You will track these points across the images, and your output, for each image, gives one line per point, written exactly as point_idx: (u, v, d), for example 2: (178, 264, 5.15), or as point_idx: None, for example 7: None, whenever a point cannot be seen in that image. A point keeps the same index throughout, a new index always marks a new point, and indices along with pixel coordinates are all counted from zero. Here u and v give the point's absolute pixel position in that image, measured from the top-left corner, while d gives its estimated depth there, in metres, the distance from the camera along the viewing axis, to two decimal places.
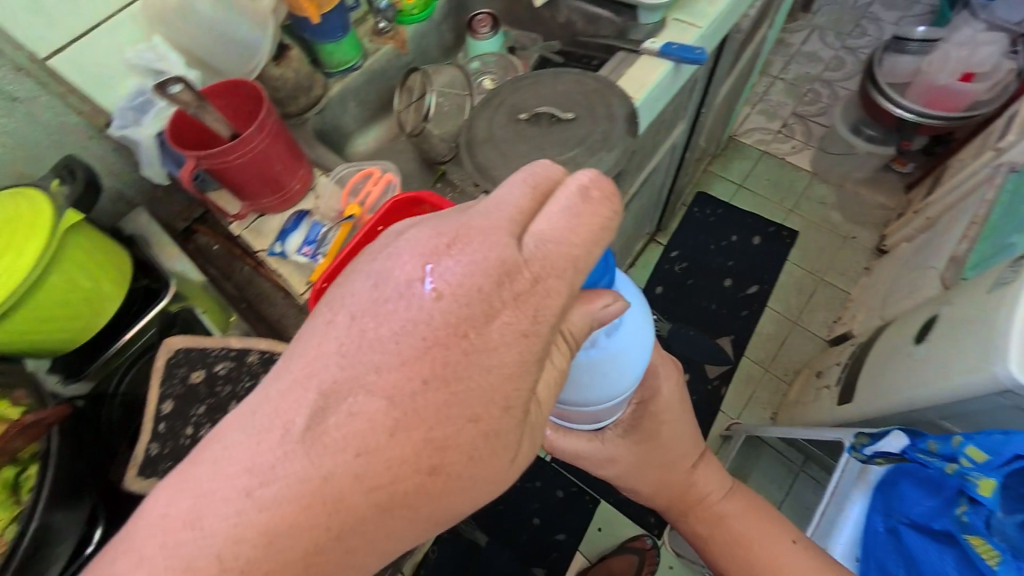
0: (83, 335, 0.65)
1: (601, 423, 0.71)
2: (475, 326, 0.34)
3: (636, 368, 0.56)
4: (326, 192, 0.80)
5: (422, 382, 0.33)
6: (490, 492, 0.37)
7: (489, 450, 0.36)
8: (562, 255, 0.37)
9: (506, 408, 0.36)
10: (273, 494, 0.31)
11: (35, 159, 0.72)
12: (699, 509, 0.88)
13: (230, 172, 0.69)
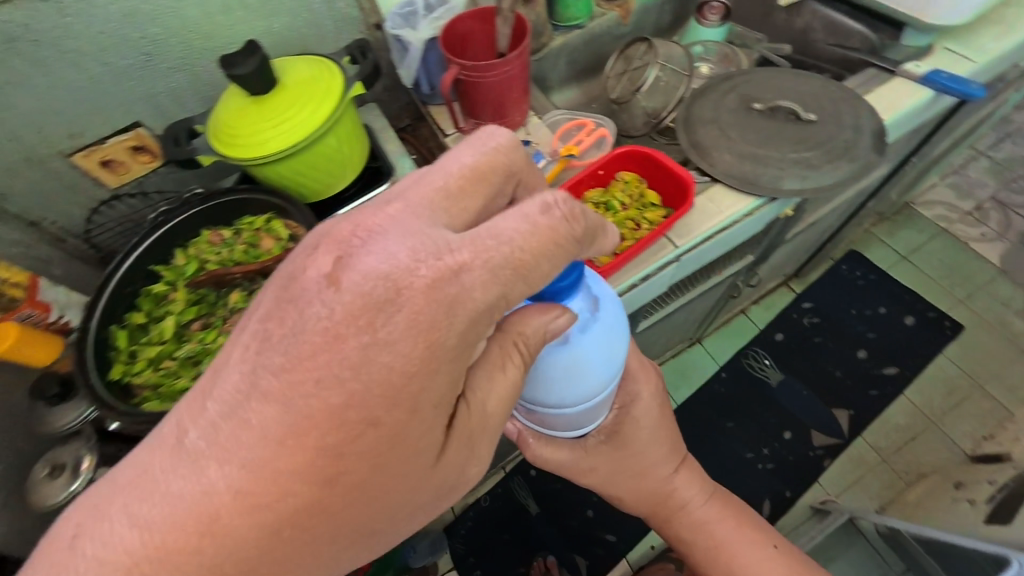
0: (325, 190, 0.75)
1: (581, 430, 0.69)
2: (378, 345, 0.35)
3: (605, 371, 0.54)
4: (537, 132, 0.84)
5: (315, 385, 0.34)
6: (404, 490, 0.39)
7: (397, 458, 0.37)
8: (503, 273, 0.38)
9: (421, 422, 0.38)
10: (170, 508, 0.33)
11: (317, 38, 0.87)
12: (683, 514, 0.88)
13: (475, 88, 0.75)
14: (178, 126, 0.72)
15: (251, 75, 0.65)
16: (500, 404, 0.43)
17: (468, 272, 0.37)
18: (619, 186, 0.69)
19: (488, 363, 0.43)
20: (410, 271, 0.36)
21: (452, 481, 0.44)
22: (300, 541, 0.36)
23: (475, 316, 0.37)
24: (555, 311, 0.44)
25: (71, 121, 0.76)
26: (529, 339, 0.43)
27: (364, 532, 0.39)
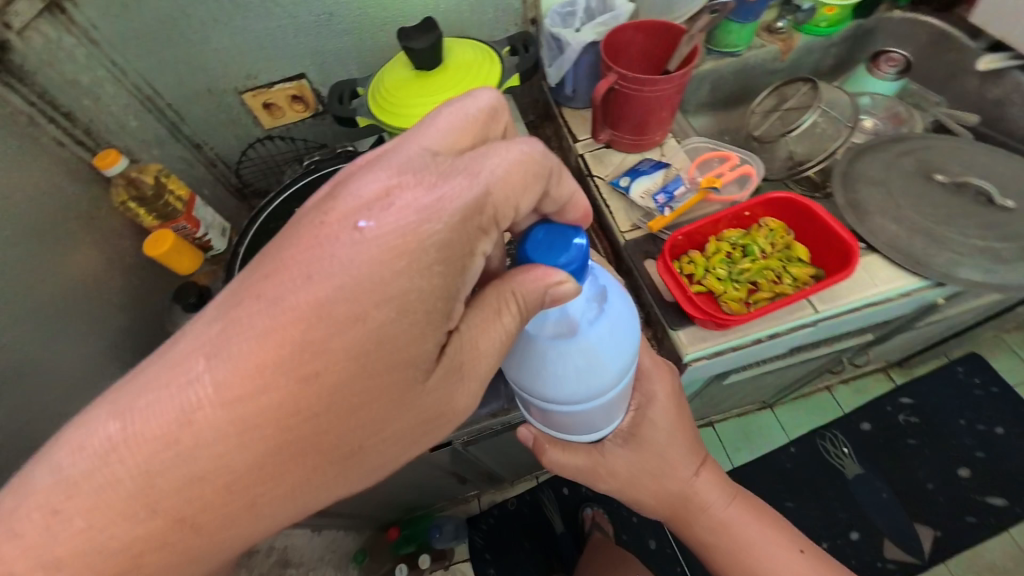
0: None
1: (594, 434, 0.64)
2: (375, 254, 0.35)
3: (614, 366, 0.50)
4: (674, 154, 0.81)
5: (306, 292, 0.34)
6: (384, 417, 0.38)
7: (383, 371, 0.37)
8: (492, 202, 0.39)
9: (411, 339, 0.37)
10: (145, 430, 0.32)
11: (476, 23, 0.89)
12: (706, 521, 0.72)
13: (628, 101, 0.74)
14: (342, 85, 0.79)
15: (424, 50, 0.68)
16: (488, 357, 0.42)
17: (461, 201, 0.38)
18: (762, 232, 0.64)
19: (477, 313, 0.41)
20: (408, 192, 0.37)
21: (433, 426, 0.42)
22: (272, 455, 0.34)
23: (465, 243, 0.39)
24: (552, 270, 0.42)
25: (251, 62, 0.84)
26: (528, 295, 0.41)
27: (338, 457, 0.38)
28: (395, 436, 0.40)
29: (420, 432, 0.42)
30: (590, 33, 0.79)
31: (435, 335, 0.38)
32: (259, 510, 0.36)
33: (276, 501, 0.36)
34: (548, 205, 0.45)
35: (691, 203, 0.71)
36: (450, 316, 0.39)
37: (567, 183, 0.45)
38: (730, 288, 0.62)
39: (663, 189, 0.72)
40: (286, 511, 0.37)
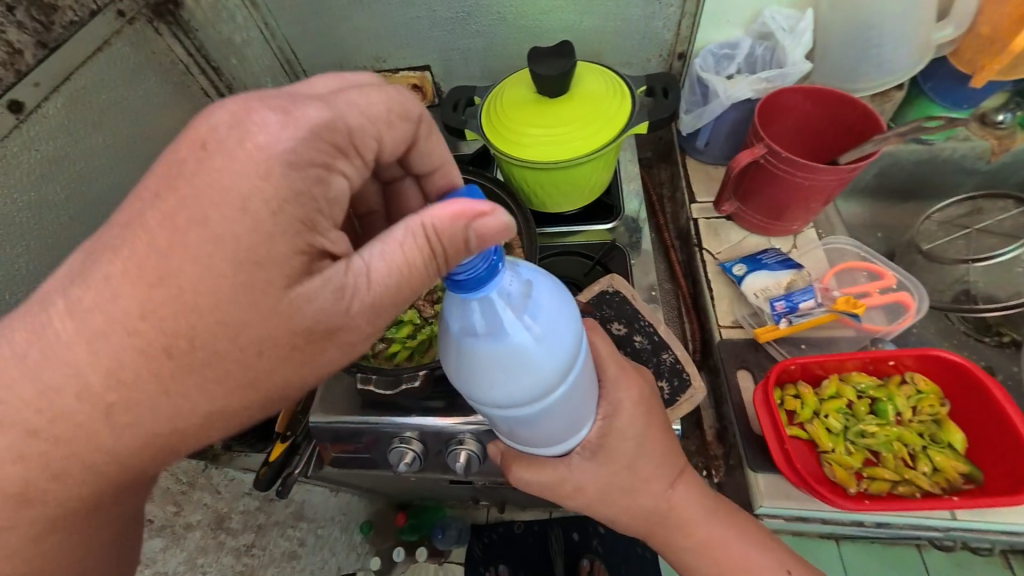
0: (551, 202, 0.74)
1: (566, 447, 0.52)
2: (221, 160, 0.31)
3: (554, 365, 0.42)
4: (809, 253, 0.68)
5: (157, 204, 0.31)
6: (240, 321, 0.31)
7: (230, 271, 0.30)
8: (348, 123, 0.35)
9: (263, 238, 0.31)
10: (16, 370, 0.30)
11: (615, 46, 0.81)
12: (682, 543, 0.54)
13: (773, 182, 0.63)
14: (460, 92, 0.77)
15: (549, 77, 0.63)
16: (390, 295, 0.35)
17: (322, 118, 0.34)
18: (905, 393, 0.51)
19: (378, 247, 0.34)
20: (263, 112, 0.32)
21: (317, 347, 0.34)
22: (127, 355, 0.30)
23: (323, 157, 0.34)
24: (474, 204, 0.35)
25: (382, 46, 0.84)
26: (443, 227, 0.34)
27: (200, 361, 0.31)
28: (260, 345, 0.32)
29: (302, 350, 0.34)
30: (746, 90, 0.68)
31: (299, 245, 0.32)
32: (124, 419, 0.31)
33: (143, 411, 0.31)
34: (418, 159, 0.45)
35: (816, 322, 0.58)
36: (321, 232, 0.33)
37: (438, 145, 0.45)
38: (840, 448, 0.50)
39: (786, 295, 0.59)
40: (158, 422, 0.32)
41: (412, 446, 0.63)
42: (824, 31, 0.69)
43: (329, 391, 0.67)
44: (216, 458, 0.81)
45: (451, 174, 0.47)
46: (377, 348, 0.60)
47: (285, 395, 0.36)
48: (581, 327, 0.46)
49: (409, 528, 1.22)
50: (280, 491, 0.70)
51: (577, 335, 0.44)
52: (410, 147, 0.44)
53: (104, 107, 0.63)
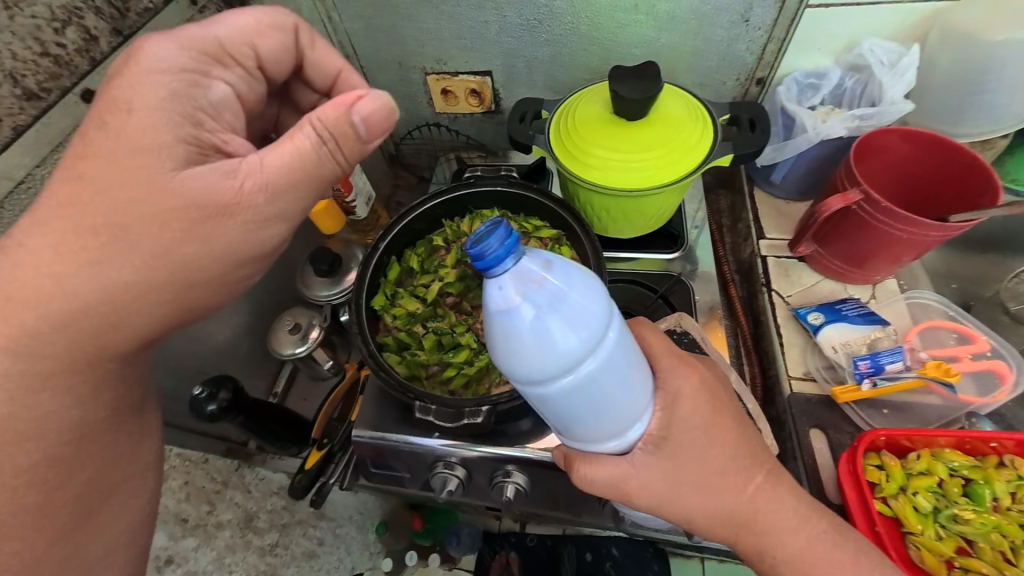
0: (612, 225, 0.72)
1: (625, 443, 0.47)
2: (125, 80, 0.36)
3: (575, 349, 0.39)
4: (889, 306, 0.65)
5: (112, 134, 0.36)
6: (137, 202, 0.36)
7: (153, 169, 0.36)
8: (216, 35, 0.40)
9: (152, 129, 0.36)
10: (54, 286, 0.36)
11: (691, 66, 0.76)
12: (774, 553, 0.46)
13: (864, 229, 0.59)
14: (528, 104, 0.72)
15: (629, 100, 0.59)
16: (286, 177, 0.39)
17: (191, 32, 0.39)
18: (1004, 476, 0.48)
19: (278, 154, 0.39)
20: (149, 43, 0.37)
21: (217, 222, 0.38)
22: (67, 236, 0.36)
23: (200, 65, 0.39)
24: (351, 93, 0.40)
25: (445, 48, 0.81)
26: (328, 116, 0.39)
27: (117, 233, 0.36)
28: (162, 219, 0.36)
29: (202, 225, 0.37)
30: (837, 128, 0.64)
31: (183, 136, 0.37)
32: (66, 287, 0.36)
33: (76, 279, 0.36)
34: (313, 72, 0.49)
35: (903, 387, 0.55)
36: (207, 129, 0.38)
37: (324, 52, 0.48)
38: (929, 531, 0.47)
39: (871, 355, 0.56)
40: (89, 290, 0.36)
41: (456, 472, 0.61)
42: (931, 70, 0.64)
43: (373, 407, 0.65)
44: (249, 458, 0.83)
45: (355, 81, 0.50)
46: (432, 370, 0.59)
47: (199, 273, 0.39)
48: (613, 309, 0.42)
49: (424, 532, 0.95)
50: (314, 499, 0.71)
51: (608, 315, 0.41)
52: (298, 61, 0.48)
53: None
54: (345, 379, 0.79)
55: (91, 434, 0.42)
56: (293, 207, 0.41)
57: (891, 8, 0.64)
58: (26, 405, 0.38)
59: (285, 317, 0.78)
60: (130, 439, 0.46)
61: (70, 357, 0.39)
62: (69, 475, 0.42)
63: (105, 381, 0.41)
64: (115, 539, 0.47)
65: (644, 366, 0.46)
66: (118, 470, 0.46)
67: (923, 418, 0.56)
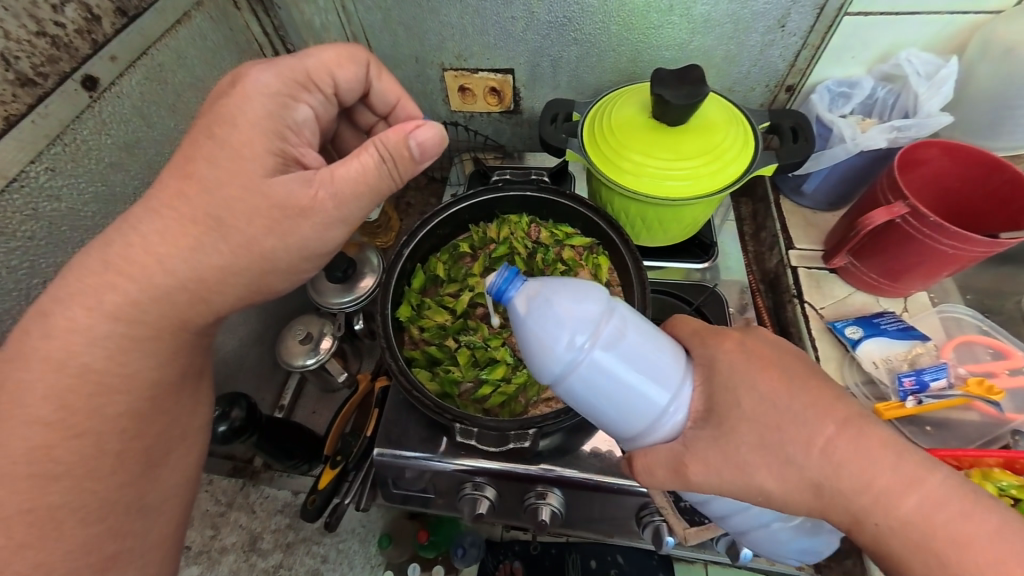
0: (644, 234, 0.69)
1: (671, 430, 0.45)
2: (233, 98, 0.43)
3: (580, 339, 0.42)
4: (924, 318, 0.64)
5: (207, 149, 0.41)
6: (235, 201, 0.41)
7: (236, 178, 0.41)
8: (306, 65, 0.46)
9: (247, 142, 0.42)
10: (128, 288, 0.39)
11: (724, 72, 0.74)
12: (873, 518, 0.39)
13: (905, 243, 0.58)
14: (558, 105, 0.70)
15: (674, 104, 0.56)
16: (352, 187, 0.44)
17: (288, 62, 0.45)
18: None
19: (350, 167, 0.44)
20: (254, 70, 0.44)
21: (295, 222, 0.42)
22: (173, 225, 0.40)
23: (288, 90, 0.45)
24: (411, 122, 0.45)
25: (467, 44, 0.77)
26: (390, 140, 0.44)
27: (215, 225, 0.40)
28: (252, 215, 0.41)
29: (282, 224, 0.42)
30: (875, 138, 0.63)
31: (274, 149, 0.43)
32: (168, 267, 0.40)
33: (178, 261, 0.40)
34: (376, 99, 0.55)
35: (947, 405, 0.54)
36: (292, 144, 0.44)
37: (389, 83, 0.54)
38: None
39: (916, 371, 0.56)
40: (186, 271, 0.40)
41: (486, 493, 0.58)
42: (969, 82, 0.64)
43: (394, 422, 0.62)
44: (255, 476, 0.79)
45: (411, 109, 0.56)
46: (465, 388, 0.57)
47: (274, 264, 0.44)
48: (614, 302, 0.45)
49: (429, 544, 0.88)
50: (328, 522, 0.63)
51: (606, 308, 0.44)
52: (366, 90, 0.53)
53: (180, 90, 0.60)
54: (356, 390, 0.74)
55: (167, 392, 0.44)
56: (355, 212, 0.46)
57: (930, 20, 0.63)
58: (119, 363, 0.40)
59: (296, 325, 0.73)
60: (190, 401, 0.47)
61: (161, 324, 0.41)
62: (141, 427, 0.42)
63: (182, 349, 0.44)
64: (171, 490, 0.45)
65: (673, 352, 0.46)
66: (183, 425, 0.46)
67: (965, 436, 0.56)
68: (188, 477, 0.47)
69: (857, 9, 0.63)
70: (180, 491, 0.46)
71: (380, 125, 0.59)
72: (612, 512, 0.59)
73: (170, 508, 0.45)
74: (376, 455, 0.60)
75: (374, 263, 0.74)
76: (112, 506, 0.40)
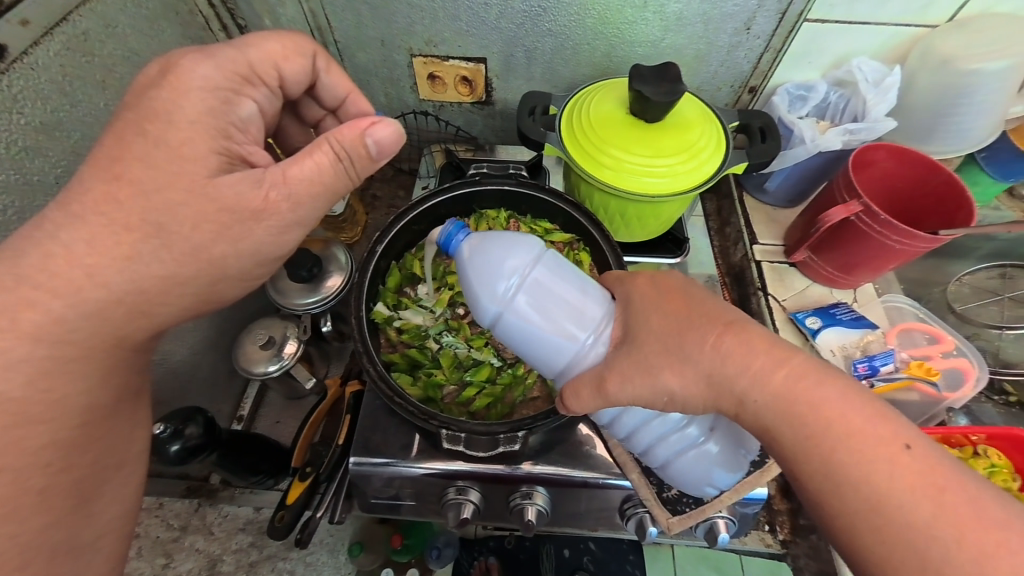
0: (616, 229, 0.70)
1: (586, 355, 0.48)
2: (166, 93, 0.38)
3: (507, 279, 0.49)
4: (870, 307, 0.70)
5: (143, 145, 0.38)
6: (178, 205, 0.38)
7: (172, 180, 0.37)
8: (248, 57, 0.42)
9: (187, 139, 0.38)
10: (59, 303, 0.36)
11: (694, 71, 0.76)
12: (753, 395, 0.40)
13: (860, 239, 0.62)
14: (536, 99, 0.68)
15: (654, 101, 0.57)
16: (307, 188, 0.42)
17: (227, 53, 0.41)
18: (979, 463, 0.53)
19: (307, 164, 0.41)
20: (187, 60, 0.39)
21: (246, 226, 0.40)
22: (105, 232, 0.37)
23: (231, 85, 0.41)
24: (366, 117, 0.43)
25: (436, 30, 0.73)
26: (345, 137, 0.42)
27: (155, 231, 0.38)
28: (196, 220, 0.38)
29: (231, 228, 0.40)
30: (831, 139, 0.67)
31: (217, 148, 0.39)
32: (99, 279, 0.37)
33: (110, 271, 0.37)
34: (324, 93, 0.52)
35: (895, 387, 0.60)
36: (237, 142, 0.41)
37: (338, 77, 0.51)
38: None
39: (868, 358, 0.61)
40: (120, 283, 0.38)
41: (471, 497, 0.57)
42: (910, 89, 0.69)
43: (373, 428, 0.59)
44: (212, 495, 0.74)
45: (361, 105, 0.54)
46: (448, 391, 0.55)
47: (225, 271, 0.42)
48: (543, 252, 0.51)
49: (403, 548, 0.82)
50: (298, 538, 0.59)
51: (533, 256, 0.50)
52: (312, 83, 0.50)
53: (110, 64, 0.53)
54: (325, 397, 0.69)
55: (103, 417, 0.41)
56: (311, 214, 0.44)
57: (879, 31, 0.68)
58: (40, 390, 0.37)
59: (257, 329, 0.67)
60: (129, 425, 0.45)
61: (94, 342, 0.39)
62: (73, 459, 0.40)
63: (116, 370, 0.41)
64: (107, 525, 0.44)
65: (598, 298, 0.50)
66: (118, 453, 0.44)
67: (907, 415, 0.61)
68: (126, 509, 0.46)
69: (816, 16, 0.67)
70: (117, 525, 0.45)
71: (328, 120, 0.57)
72: (597, 505, 0.60)
73: (107, 543, 0.44)
74: (353, 465, 0.57)
75: (341, 260, 0.69)
76: (37, 551, 0.38)
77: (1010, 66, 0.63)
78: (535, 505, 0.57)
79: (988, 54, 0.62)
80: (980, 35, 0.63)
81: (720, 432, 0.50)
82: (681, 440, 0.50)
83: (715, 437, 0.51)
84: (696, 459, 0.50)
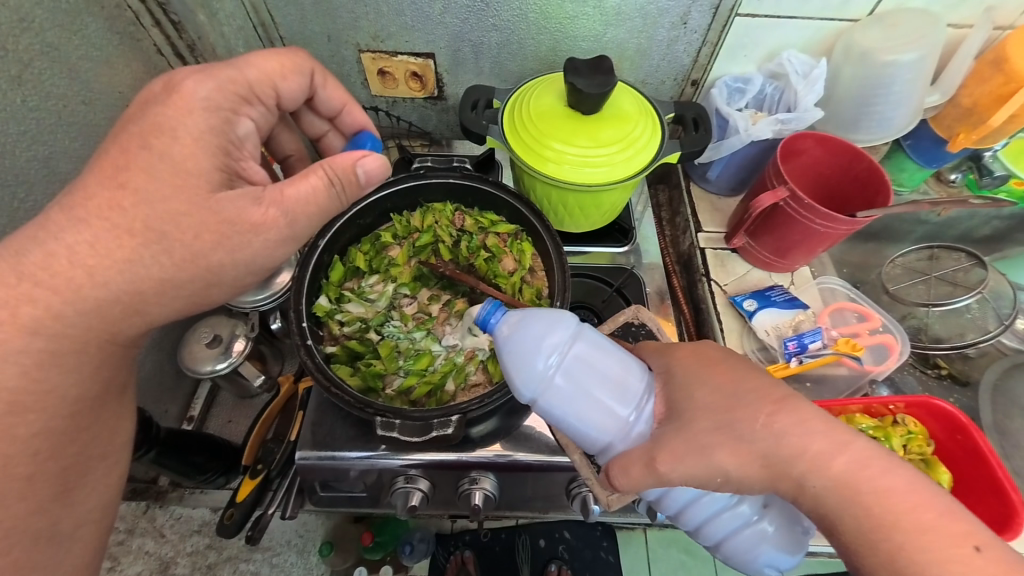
0: (561, 223, 0.72)
1: (633, 434, 0.48)
2: (170, 110, 0.41)
3: (547, 360, 0.48)
4: (806, 292, 0.73)
5: (137, 152, 0.40)
6: (181, 214, 0.40)
7: (173, 187, 0.39)
8: (247, 76, 0.46)
9: (187, 154, 0.40)
10: (65, 305, 0.38)
11: (636, 65, 0.78)
12: (819, 475, 0.40)
13: (789, 223, 0.65)
14: (478, 91, 0.69)
15: (587, 93, 0.59)
16: (302, 208, 0.44)
17: (228, 73, 0.44)
18: (899, 432, 0.56)
19: (304, 188, 0.44)
20: (190, 81, 0.42)
21: (245, 238, 0.42)
22: (106, 235, 0.38)
23: (230, 104, 0.44)
24: (359, 151, 0.47)
25: (384, 25, 0.73)
26: (338, 164, 0.45)
27: (156, 237, 0.39)
28: (199, 229, 0.40)
29: (231, 239, 0.41)
30: (765, 129, 0.70)
31: (220, 165, 0.42)
32: (99, 278, 0.38)
33: (110, 272, 0.38)
34: (322, 105, 0.56)
35: (824, 362, 0.63)
36: (234, 159, 0.43)
37: (335, 90, 0.55)
38: None
39: (797, 336, 0.65)
40: (121, 283, 0.39)
41: (419, 485, 0.58)
42: (838, 82, 0.73)
43: (319, 423, 0.59)
44: (160, 497, 0.74)
45: (358, 115, 0.58)
46: (390, 381, 0.56)
47: (219, 278, 0.43)
48: (582, 328, 0.50)
49: (375, 545, 0.85)
50: (251, 535, 0.57)
51: (572, 333, 0.49)
52: (311, 97, 0.55)
53: (26, 58, 0.52)
54: (278, 394, 0.69)
55: (90, 408, 0.42)
56: (305, 230, 0.46)
57: (807, 25, 0.71)
58: (35, 380, 0.38)
59: (201, 328, 0.67)
60: (115, 416, 0.45)
61: (86, 337, 0.39)
62: (61, 448, 0.40)
63: (109, 362, 0.42)
64: (87, 514, 0.44)
65: (638, 372, 0.50)
66: (101, 445, 0.44)
67: (836, 389, 0.65)
68: (108, 499, 0.45)
69: (747, 11, 0.69)
70: (99, 515, 0.45)
71: (331, 134, 0.62)
72: (544, 490, 0.62)
73: (87, 534, 0.44)
74: (300, 459, 0.57)
75: (292, 258, 0.68)
76: (20, 535, 0.38)
77: (922, 60, 0.66)
78: (472, 494, 0.58)
79: (902, 47, 0.66)
80: (898, 29, 0.67)
81: (776, 509, 0.51)
82: (739, 516, 0.50)
83: (770, 513, 0.51)
84: (755, 537, 0.50)
